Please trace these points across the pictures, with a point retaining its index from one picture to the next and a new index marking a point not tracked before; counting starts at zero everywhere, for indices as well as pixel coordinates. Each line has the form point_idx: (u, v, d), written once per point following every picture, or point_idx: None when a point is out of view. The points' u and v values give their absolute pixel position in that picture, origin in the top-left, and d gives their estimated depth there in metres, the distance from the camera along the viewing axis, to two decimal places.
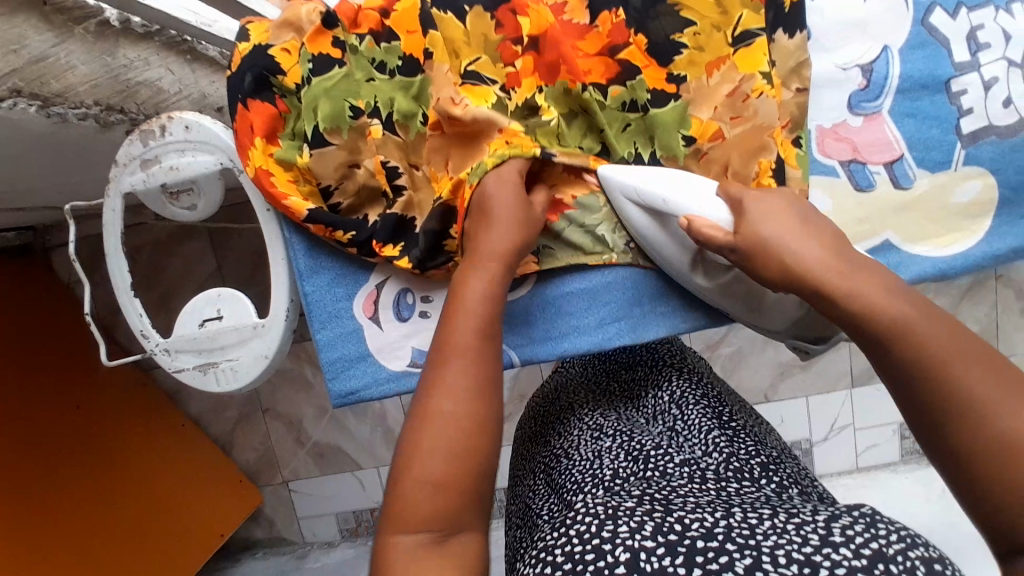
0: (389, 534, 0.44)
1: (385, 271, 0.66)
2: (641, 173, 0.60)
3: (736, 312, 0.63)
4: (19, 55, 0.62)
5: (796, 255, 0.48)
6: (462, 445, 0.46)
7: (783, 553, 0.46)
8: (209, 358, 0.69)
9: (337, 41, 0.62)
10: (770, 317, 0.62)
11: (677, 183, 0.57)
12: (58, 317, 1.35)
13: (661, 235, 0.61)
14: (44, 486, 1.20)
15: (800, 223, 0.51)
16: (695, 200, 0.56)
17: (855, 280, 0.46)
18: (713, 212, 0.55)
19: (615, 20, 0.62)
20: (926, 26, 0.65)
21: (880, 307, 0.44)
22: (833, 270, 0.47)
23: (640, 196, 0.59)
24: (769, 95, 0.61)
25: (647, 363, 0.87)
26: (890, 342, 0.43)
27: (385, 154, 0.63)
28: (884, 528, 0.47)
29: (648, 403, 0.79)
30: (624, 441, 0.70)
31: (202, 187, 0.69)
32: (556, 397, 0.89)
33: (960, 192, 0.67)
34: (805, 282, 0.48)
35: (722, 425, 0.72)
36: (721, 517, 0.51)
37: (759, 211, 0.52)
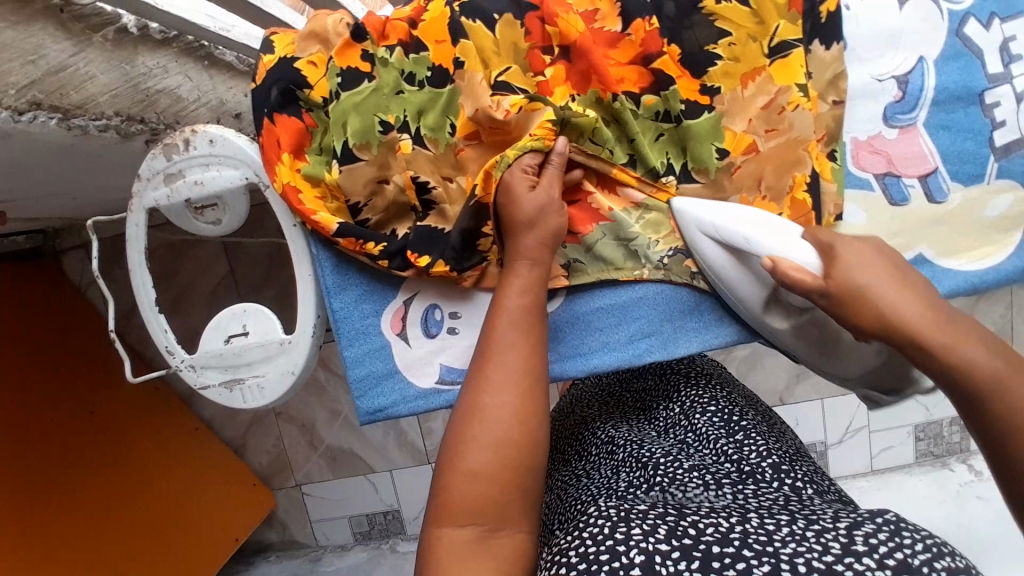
0: (434, 528, 0.48)
1: (414, 286, 0.65)
2: (722, 211, 0.60)
3: (809, 355, 0.63)
4: (37, 66, 0.61)
5: (893, 308, 0.48)
6: (505, 443, 0.50)
7: (802, 562, 0.46)
8: (234, 375, 0.68)
9: (366, 54, 0.61)
10: (844, 361, 0.61)
11: (761, 223, 0.58)
12: (70, 321, 1.34)
13: (737, 274, 0.60)
14: (57, 492, 1.20)
15: (893, 274, 0.50)
16: (781, 243, 0.56)
17: (958, 338, 0.45)
18: (801, 256, 0.55)
19: (649, 27, 0.60)
20: (960, 37, 0.64)
21: (983, 367, 0.44)
22: (934, 324, 0.46)
23: (719, 232, 0.60)
24: (805, 107, 0.60)
25: (656, 374, 0.87)
26: (984, 399, 0.44)
27: (415, 169, 0.61)
28: (909, 537, 0.46)
29: (660, 414, 0.79)
30: (636, 451, 0.70)
31: (228, 202, 0.67)
32: (570, 413, 0.89)
33: (992, 206, 0.66)
34: (902, 334, 0.47)
35: (732, 432, 0.72)
36: (736, 523, 0.51)
37: (852, 256, 0.51)
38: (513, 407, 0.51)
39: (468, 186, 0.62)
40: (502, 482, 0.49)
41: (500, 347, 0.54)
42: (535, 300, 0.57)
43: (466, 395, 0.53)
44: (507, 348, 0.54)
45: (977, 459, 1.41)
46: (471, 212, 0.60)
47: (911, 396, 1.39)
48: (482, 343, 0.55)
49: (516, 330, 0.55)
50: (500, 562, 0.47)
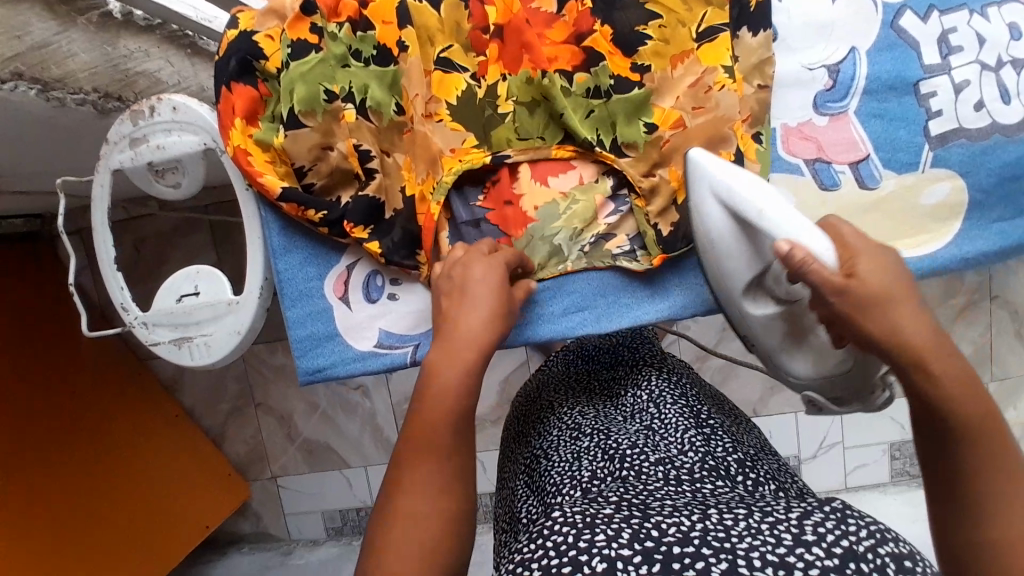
0: None
1: (357, 253, 0.68)
2: (740, 179, 0.56)
3: (773, 346, 0.63)
4: (23, 41, 0.65)
5: (903, 326, 0.46)
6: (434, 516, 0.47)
7: (757, 556, 0.43)
8: (184, 333, 0.71)
9: (315, 28, 0.64)
10: (809, 353, 0.61)
11: (778, 203, 0.54)
12: (60, 303, 1.39)
13: (736, 246, 0.58)
14: (41, 468, 1.22)
15: (905, 285, 0.48)
16: (799, 227, 0.51)
17: (959, 371, 0.45)
18: (818, 245, 0.50)
19: (581, 8, 0.66)
20: (894, 28, 0.66)
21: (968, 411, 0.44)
22: (938, 352, 0.45)
23: (733, 199, 0.56)
24: (731, 88, 0.64)
25: (626, 362, 0.88)
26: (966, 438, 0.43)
27: (358, 137, 0.65)
28: (854, 524, 0.45)
29: (626, 401, 0.80)
30: (603, 440, 0.70)
31: (187, 166, 0.71)
32: (537, 397, 0.90)
33: (928, 194, 0.67)
34: (906, 353, 0.45)
35: (699, 425, 0.72)
36: (697, 519, 0.47)
37: (875, 263, 0.48)
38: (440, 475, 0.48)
39: (405, 163, 0.67)
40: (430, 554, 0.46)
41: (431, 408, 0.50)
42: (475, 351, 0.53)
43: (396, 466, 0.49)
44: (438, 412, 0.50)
45: None
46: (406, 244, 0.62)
47: (887, 413, 1.38)
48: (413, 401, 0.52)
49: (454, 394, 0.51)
50: None
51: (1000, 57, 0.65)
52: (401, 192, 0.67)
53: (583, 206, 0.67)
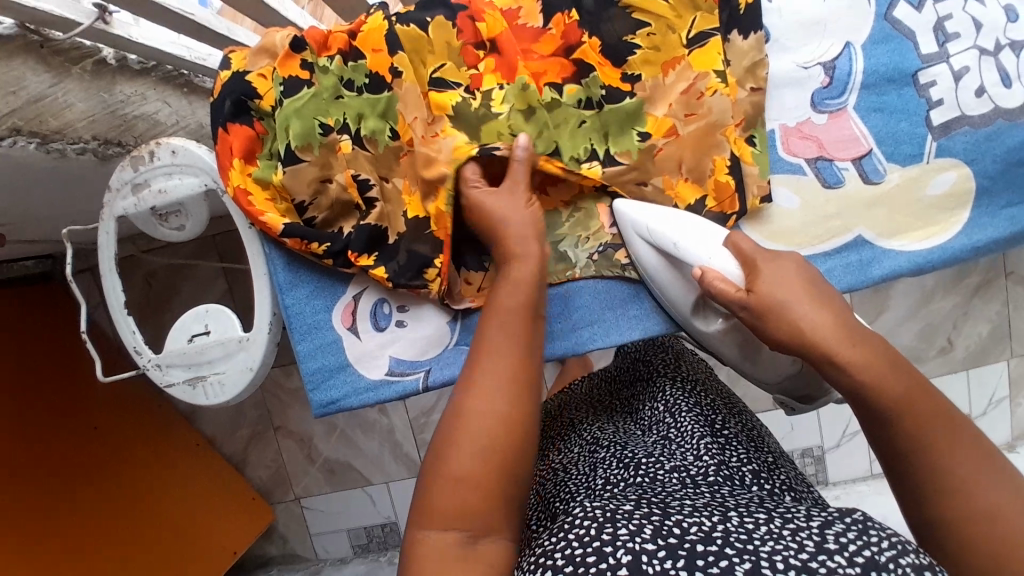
0: (419, 530, 0.50)
1: (363, 282, 0.68)
2: (659, 216, 0.63)
3: (733, 358, 0.66)
4: (18, 96, 0.66)
5: (809, 322, 0.49)
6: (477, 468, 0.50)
7: (779, 559, 0.43)
8: (197, 373, 0.71)
9: (305, 63, 0.65)
10: (763, 365, 0.65)
11: (691, 231, 0.60)
12: (79, 340, 1.41)
13: (669, 276, 0.63)
14: (65, 505, 1.24)
15: (807, 285, 0.51)
16: (707, 252, 0.58)
17: (871, 356, 0.47)
18: (726, 265, 0.56)
19: (569, 21, 0.66)
20: (888, 20, 0.65)
21: (889, 389, 0.46)
22: (849, 341, 0.47)
23: (652, 235, 0.62)
24: (723, 92, 0.64)
25: (642, 376, 0.89)
26: (899, 417, 0.45)
27: (356, 167, 0.65)
28: (875, 535, 0.44)
29: (645, 414, 0.80)
30: (618, 451, 0.71)
31: (189, 208, 0.72)
32: (558, 416, 0.91)
33: (934, 184, 0.66)
34: (816, 350, 0.48)
35: (714, 433, 0.72)
36: (717, 521, 0.48)
37: (771, 269, 0.53)
38: (495, 410, 0.53)
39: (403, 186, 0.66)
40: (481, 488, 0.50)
41: (488, 351, 0.55)
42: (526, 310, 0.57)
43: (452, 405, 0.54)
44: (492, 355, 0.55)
45: None
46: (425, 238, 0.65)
47: None
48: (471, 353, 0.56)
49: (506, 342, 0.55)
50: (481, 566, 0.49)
51: (998, 40, 0.64)
52: (404, 215, 0.66)
53: (586, 214, 0.69)
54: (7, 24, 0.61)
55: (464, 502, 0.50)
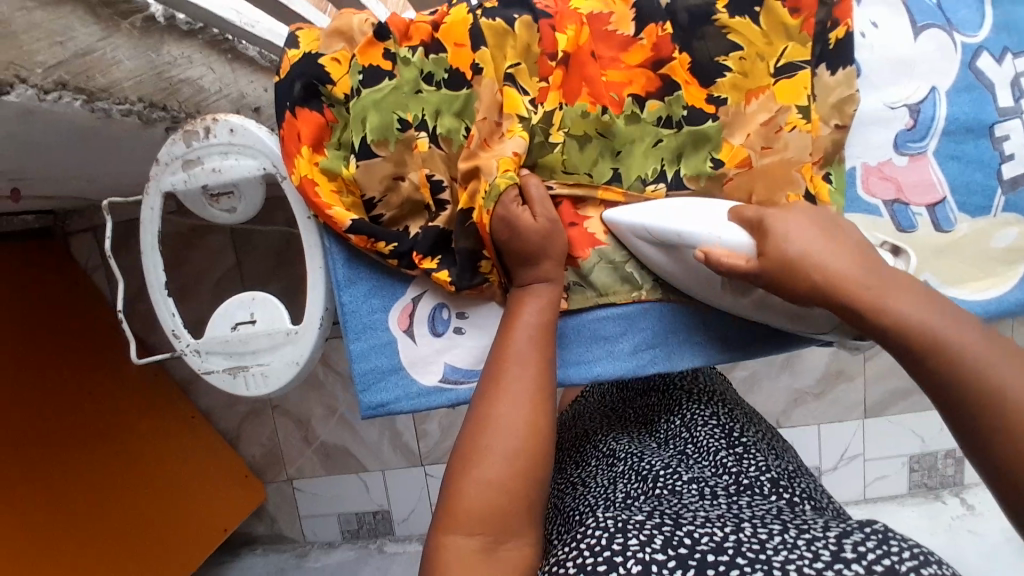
0: (441, 535, 0.50)
1: (423, 285, 0.66)
2: (649, 211, 0.60)
3: (780, 321, 0.60)
4: (65, 47, 0.61)
5: (823, 271, 0.49)
6: (502, 482, 0.51)
7: (794, 568, 0.46)
8: (239, 362, 0.69)
9: (388, 53, 0.62)
10: (813, 325, 0.58)
11: (687, 214, 0.57)
12: (75, 302, 1.36)
13: (677, 266, 0.60)
14: (57, 470, 1.19)
15: (822, 232, 0.51)
16: (711, 229, 0.55)
17: (885, 295, 0.47)
18: (733, 238, 0.54)
19: (661, 33, 0.62)
20: (972, 69, 0.65)
21: (910, 324, 0.46)
22: (862, 284, 0.48)
23: (650, 232, 0.59)
24: (803, 129, 0.61)
25: (659, 389, 0.84)
26: (929, 357, 0.46)
27: (431, 167, 0.62)
28: (897, 545, 0.46)
29: (661, 427, 0.77)
30: (636, 462, 0.68)
31: (243, 190, 0.68)
32: (571, 427, 0.87)
33: (997, 238, 0.66)
34: (834, 299, 0.49)
35: (732, 446, 0.70)
36: (730, 531, 0.51)
37: (780, 222, 0.52)
38: (524, 421, 0.53)
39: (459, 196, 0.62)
40: (506, 499, 0.51)
41: (515, 359, 0.56)
42: (550, 319, 0.59)
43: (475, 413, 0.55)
44: (522, 363, 0.56)
45: (969, 493, 1.42)
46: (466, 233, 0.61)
47: (906, 426, 1.40)
48: (495, 358, 0.57)
49: (530, 343, 0.57)
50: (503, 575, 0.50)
51: None
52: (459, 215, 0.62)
53: None
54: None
55: (493, 506, 0.51)
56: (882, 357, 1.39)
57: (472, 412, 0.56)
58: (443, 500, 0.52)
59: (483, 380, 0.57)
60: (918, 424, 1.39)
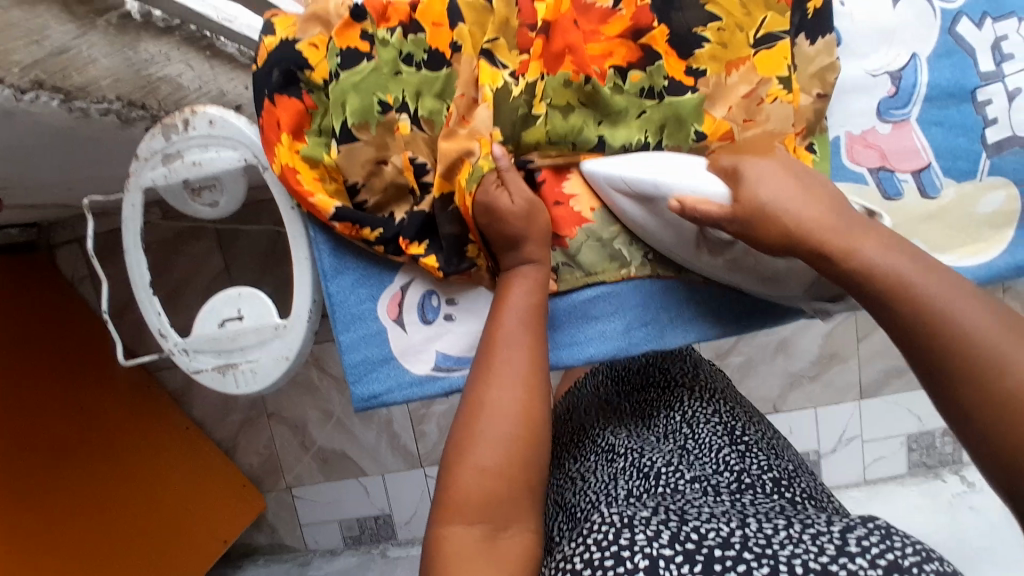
0: (440, 526, 0.50)
1: (411, 271, 0.65)
2: (628, 161, 0.59)
3: (751, 284, 0.61)
4: (41, 46, 0.60)
5: (796, 219, 0.49)
6: (501, 470, 0.50)
7: (799, 563, 0.45)
8: (228, 360, 0.69)
9: (365, 36, 0.61)
10: (783, 287, 0.59)
11: (666, 165, 0.57)
12: (63, 316, 1.34)
13: (652, 219, 0.60)
14: (50, 486, 1.18)
15: (801, 186, 0.51)
16: (686, 178, 0.55)
17: (856, 240, 0.48)
18: (708, 187, 0.54)
19: (640, 4, 0.61)
20: (952, 35, 0.65)
21: (880, 266, 0.46)
22: (834, 230, 0.48)
23: (627, 182, 0.59)
24: (784, 100, 0.60)
25: (657, 382, 0.83)
26: (896, 300, 0.46)
27: (413, 149, 0.62)
28: (899, 540, 0.45)
29: (659, 422, 0.76)
30: (637, 459, 0.67)
31: (225, 182, 0.68)
32: (567, 421, 0.85)
33: (983, 203, 0.65)
34: (807, 244, 0.49)
35: (733, 443, 0.69)
36: (736, 526, 0.50)
37: (757, 174, 0.52)
38: (518, 408, 0.53)
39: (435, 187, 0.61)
40: (507, 487, 0.50)
41: (505, 345, 0.55)
42: (541, 301, 0.58)
43: (468, 402, 0.54)
44: (513, 348, 0.55)
45: (969, 470, 1.42)
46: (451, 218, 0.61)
47: (904, 405, 1.40)
48: (484, 341, 0.56)
49: (522, 329, 0.56)
50: (506, 561, 0.49)
51: None
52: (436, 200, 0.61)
53: None
54: None
55: (490, 491, 0.50)
56: (878, 338, 1.39)
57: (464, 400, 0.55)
58: (440, 490, 0.51)
59: (474, 366, 0.56)
60: (915, 402, 1.39)
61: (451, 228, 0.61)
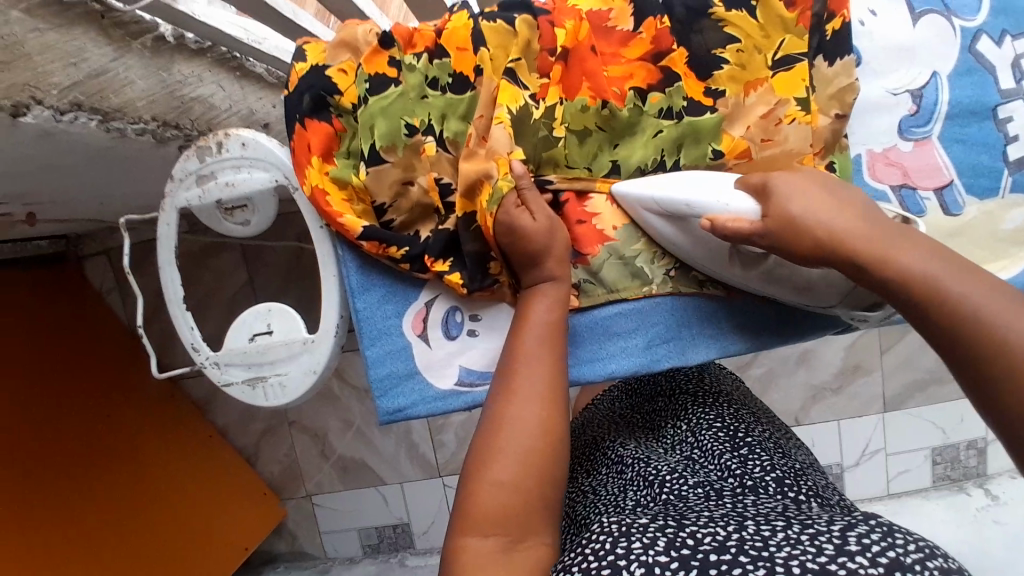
0: (459, 537, 0.50)
1: (436, 288, 0.67)
2: (659, 182, 0.60)
3: (787, 296, 0.60)
4: (80, 68, 0.63)
5: (830, 230, 0.49)
6: (516, 483, 0.51)
7: (796, 564, 0.45)
8: (257, 373, 0.71)
9: (393, 61, 0.63)
10: (817, 296, 0.59)
11: (696, 185, 0.58)
12: (93, 325, 1.38)
13: (685, 236, 0.60)
14: (76, 490, 1.21)
15: (834, 197, 0.51)
16: (718, 197, 0.56)
17: (893, 250, 0.48)
18: (738, 205, 0.54)
19: (660, 26, 0.63)
20: (972, 53, 0.65)
21: (920, 279, 0.46)
22: (870, 239, 0.49)
23: (658, 202, 0.60)
24: (802, 121, 0.61)
25: (665, 392, 0.83)
26: (934, 310, 0.46)
27: (439, 171, 0.63)
28: (901, 538, 0.46)
29: (668, 432, 0.76)
30: (643, 468, 0.67)
31: (257, 204, 0.70)
32: (580, 434, 0.86)
33: (1007, 219, 0.65)
34: (843, 255, 0.49)
35: (736, 446, 0.69)
36: (733, 530, 0.50)
37: (788, 188, 0.52)
38: (539, 422, 0.54)
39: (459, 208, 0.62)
40: (524, 500, 0.51)
41: (526, 360, 0.56)
42: (562, 317, 0.59)
43: (490, 417, 0.55)
44: (533, 363, 0.56)
45: (994, 485, 1.39)
46: (474, 237, 0.63)
47: (926, 417, 1.39)
48: (506, 357, 0.58)
49: (543, 344, 0.57)
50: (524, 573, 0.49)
51: None
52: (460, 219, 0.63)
53: None
54: None
55: (508, 504, 0.51)
56: (900, 350, 1.38)
57: (485, 413, 0.56)
58: (459, 501, 0.52)
59: (495, 381, 0.57)
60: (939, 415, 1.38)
61: (474, 246, 0.63)
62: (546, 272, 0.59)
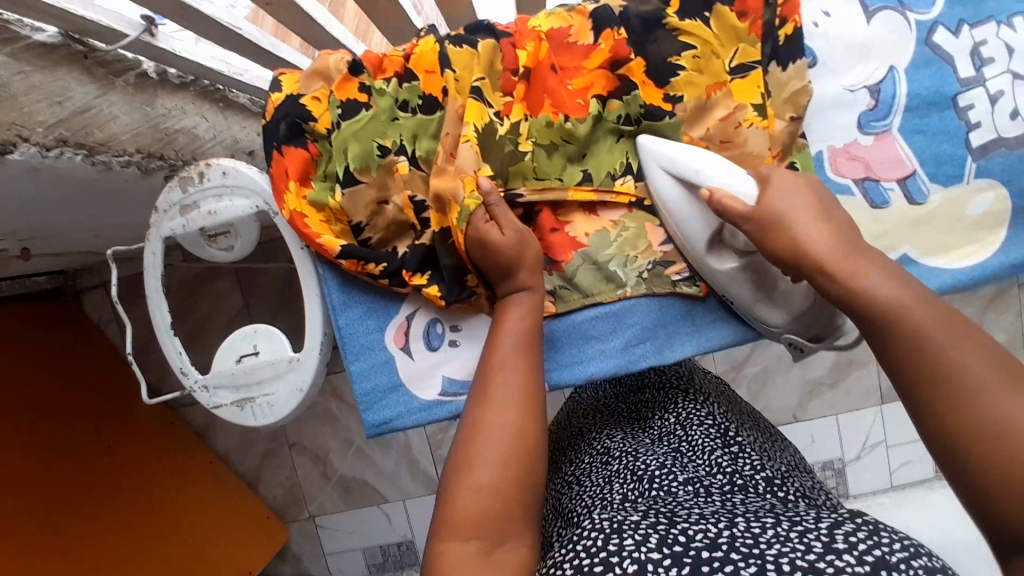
0: (439, 542, 0.51)
1: (415, 302, 0.68)
2: (679, 148, 0.62)
3: (744, 308, 0.63)
4: (65, 107, 0.66)
5: (803, 239, 0.53)
6: (490, 487, 0.52)
7: (786, 561, 0.46)
8: (245, 394, 0.72)
9: (363, 86, 0.66)
10: (772, 314, 0.62)
11: (711, 159, 0.60)
12: (93, 356, 1.40)
13: (688, 206, 0.61)
14: (79, 520, 1.22)
15: (818, 209, 0.55)
16: (728, 176, 0.58)
17: (859, 269, 0.50)
18: (741, 187, 0.57)
19: (617, 37, 0.64)
20: (929, 45, 0.67)
21: (880, 295, 0.49)
22: (839, 254, 0.52)
23: (675, 165, 0.61)
24: (760, 125, 0.63)
25: (653, 384, 0.84)
26: (883, 325, 0.48)
27: (412, 188, 0.65)
28: (886, 536, 0.47)
29: (654, 425, 0.76)
30: (630, 461, 0.68)
31: (239, 229, 0.72)
32: (566, 425, 0.87)
33: (973, 205, 0.67)
34: (811, 262, 0.52)
35: (727, 446, 0.70)
36: (724, 527, 0.51)
37: (780, 190, 0.56)
38: (516, 428, 0.55)
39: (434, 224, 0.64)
40: (500, 503, 0.52)
41: (500, 368, 0.58)
42: (533, 323, 0.60)
43: (470, 425, 0.56)
44: (508, 370, 0.57)
45: None
46: (449, 251, 0.64)
47: None
48: (482, 366, 0.59)
49: (516, 352, 0.59)
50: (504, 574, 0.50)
51: None
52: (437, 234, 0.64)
53: (635, 235, 0.66)
54: (51, 32, 0.61)
55: (486, 507, 0.52)
56: None
57: (465, 417, 0.57)
58: (439, 506, 0.53)
59: (473, 389, 0.59)
60: None
61: (449, 261, 0.64)
62: (518, 280, 0.61)
